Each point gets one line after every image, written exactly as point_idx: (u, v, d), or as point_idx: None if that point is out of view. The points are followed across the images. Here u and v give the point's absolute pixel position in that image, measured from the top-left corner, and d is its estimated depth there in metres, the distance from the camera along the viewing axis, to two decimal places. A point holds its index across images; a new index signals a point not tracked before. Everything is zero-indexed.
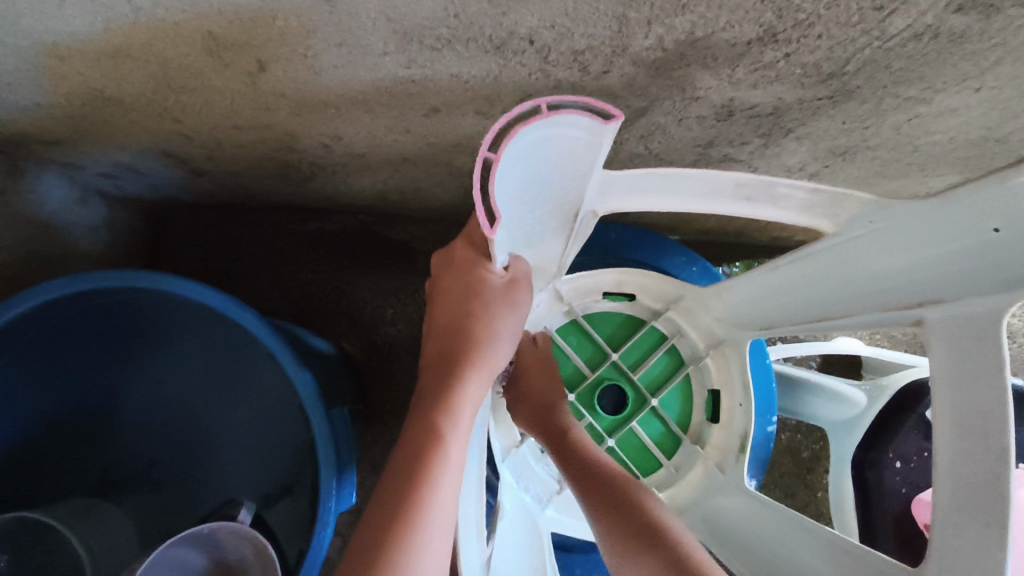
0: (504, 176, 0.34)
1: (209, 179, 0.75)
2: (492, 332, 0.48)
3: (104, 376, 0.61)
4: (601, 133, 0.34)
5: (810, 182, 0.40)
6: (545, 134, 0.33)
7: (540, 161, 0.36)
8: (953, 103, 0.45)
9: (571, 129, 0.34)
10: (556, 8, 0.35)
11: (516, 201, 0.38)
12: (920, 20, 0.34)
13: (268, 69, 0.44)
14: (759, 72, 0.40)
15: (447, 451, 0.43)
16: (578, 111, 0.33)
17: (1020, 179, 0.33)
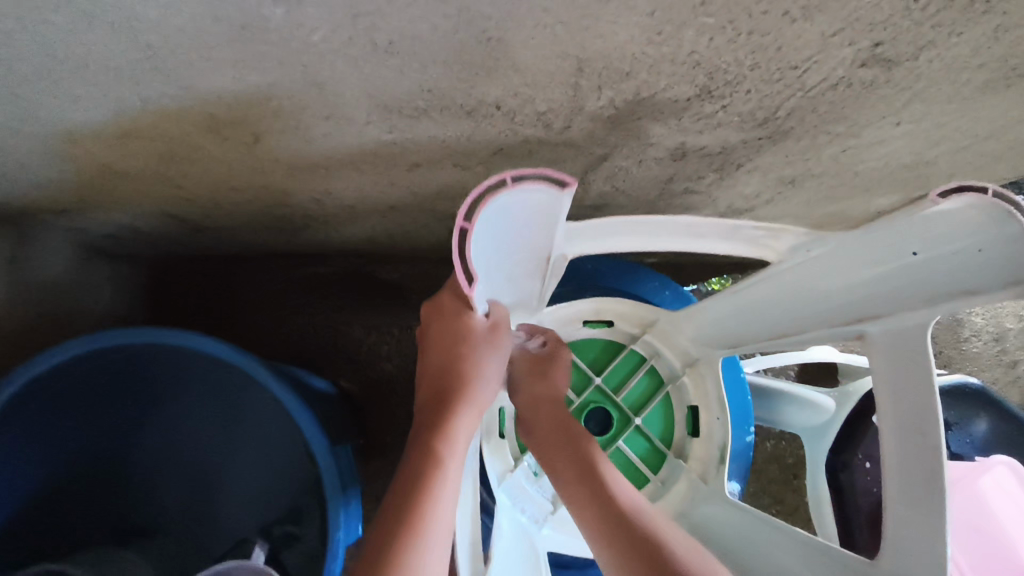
0: (478, 236, 0.39)
1: (207, 234, 0.79)
2: (480, 372, 0.52)
3: (114, 430, 0.64)
4: (560, 197, 0.39)
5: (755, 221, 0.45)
6: (510, 200, 0.38)
7: (509, 220, 0.41)
8: (879, 136, 0.50)
9: (534, 194, 0.39)
10: (517, 81, 0.39)
11: (488, 255, 0.43)
12: (833, 75, 0.39)
13: (263, 140, 0.48)
14: (701, 120, 0.45)
15: (444, 483, 0.47)
16: (538, 181, 0.38)
17: (929, 211, 0.38)
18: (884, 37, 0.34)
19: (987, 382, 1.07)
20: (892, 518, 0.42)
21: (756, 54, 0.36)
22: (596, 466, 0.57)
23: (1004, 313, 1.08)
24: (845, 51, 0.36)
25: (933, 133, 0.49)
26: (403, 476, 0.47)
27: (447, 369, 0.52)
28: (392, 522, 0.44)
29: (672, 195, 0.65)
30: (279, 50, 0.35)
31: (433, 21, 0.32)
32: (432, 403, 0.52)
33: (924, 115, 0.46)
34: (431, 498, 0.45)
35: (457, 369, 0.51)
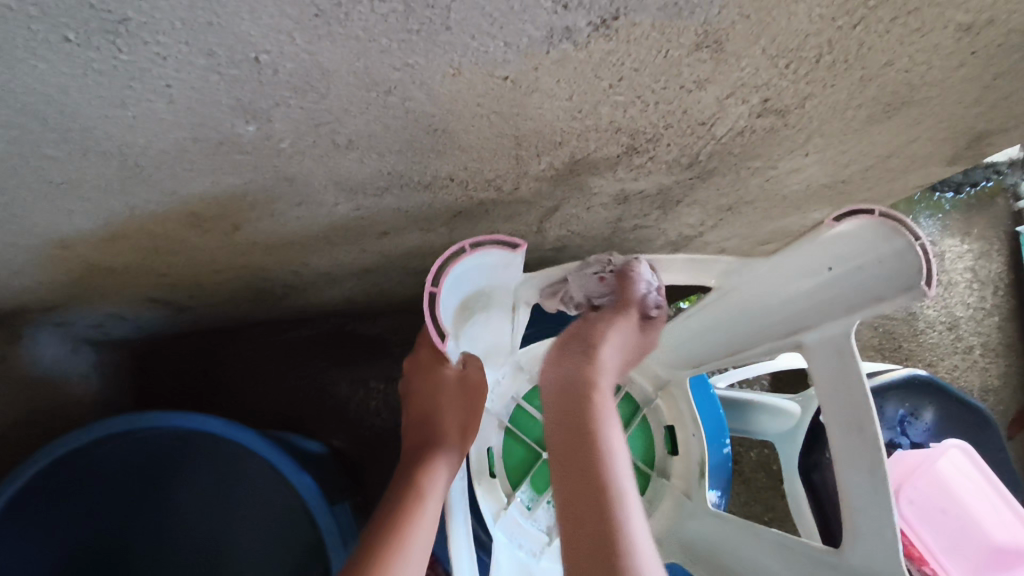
0: (445, 297, 0.45)
1: (191, 312, 0.83)
2: (453, 424, 0.57)
3: (119, 507, 0.67)
4: (513, 256, 0.47)
5: (683, 256, 0.52)
6: (471, 263, 0.45)
7: (469, 279, 0.47)
8: (794, 166, 0.56)
9: (489, 256, 0.46)
10: (465, 158, 0.44)
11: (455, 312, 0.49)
12: (736, 125, 0.44)
13: (242, 228, 0.53)
14: (634, 170, 0.51)
15: (423, 512, 0.50)
16: (493, 247, 0.45)
17: (826, 235, 0.45)
18: (770, 94, 0.40)
19: (948, 368, 1.13)
20: (849, 513, 0.47)
21: (667, 117, 0.42)
22: (610, 481, 0.46)
23: (953, 302, 1.15)
24: (741, 108, 0.42)
25: (840, 158, 0.56)
26: (384, 508, 0.51)
27: (426, 421, 0.57)
28: (370, 544, 0.47)
29: (624, 232, 0.71)
30: (252, 156, 0.40)
31: (384, 122, 0.37)
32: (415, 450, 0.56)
33: (826, 146, 0.52)
34: (409, 523, 0.48)
35: (433, 421, 0.57)
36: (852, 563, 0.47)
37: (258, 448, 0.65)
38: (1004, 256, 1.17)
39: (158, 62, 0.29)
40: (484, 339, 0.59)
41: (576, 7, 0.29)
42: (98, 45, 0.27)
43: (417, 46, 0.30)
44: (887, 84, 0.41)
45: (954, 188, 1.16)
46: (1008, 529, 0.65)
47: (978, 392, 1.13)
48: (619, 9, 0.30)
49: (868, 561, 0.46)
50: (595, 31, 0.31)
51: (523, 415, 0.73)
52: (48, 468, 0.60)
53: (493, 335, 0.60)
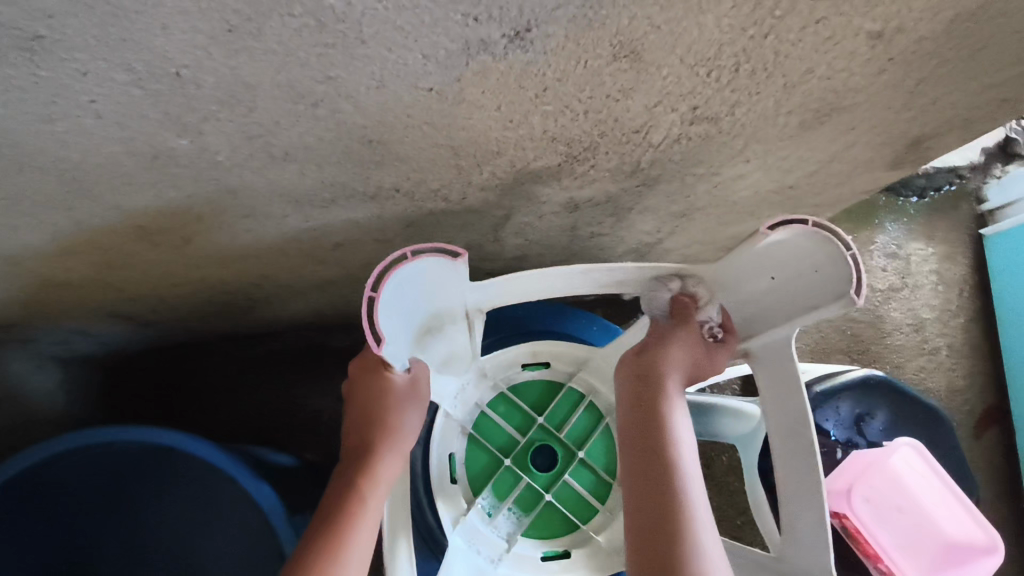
0: (384, 308, 0.44)
1: (155, 326, 0.82)
2: (402, 424, 0.54)
3: (77, 533, 0.64)
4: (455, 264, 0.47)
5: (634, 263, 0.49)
6: (410, 273, 0.45)
7: (408, 290, 0.46)
8: (739, 171, 0.57)
9: (429, 262, 0.45)
10: (406, 169, 0.45)
11: (402, 323, 0.48)
12: (671, 133, 0.46)
13: (193, 241, 0.53)
14: (579, 179, 0.52)
15: (357, 524, 0.49)
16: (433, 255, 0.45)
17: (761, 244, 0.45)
18: (698, 102, 0.41)
19: (915, 370, 1.14)
20: (789, 517, 0.48)
21: (600, 125, 0.43)
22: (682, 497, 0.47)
23: (919, 304, 1.17)
24: (672, 115, 0.43)
25: (782, 163, 0.57)
26: (320, 519, 0.50)
27: (370, 421, 0.54)
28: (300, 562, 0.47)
29: (583, 239, 0.72)
30: (190, 169, 0.40)
31: (317, 134, 0.38)
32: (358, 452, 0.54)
33: (766, 152, 0.53)
34: (343, 537, 0.48)
35: (382, 421, 0.53)
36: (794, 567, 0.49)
37: (219, 463, 0.65)
38: (968, 258, 1.19)
39: (79, 77, 0.29)
40: (440, 346, 0.59)
41: (487, 20, 0.30)
42: (15, 63, 0.28)
43: (335, 59, 0.31)
44: (812, 91, 0.43)
45: (918, 192, 1.19)
46: (961, 524, 0.66)
47: (945, 392, 1.14)
48: (530, 21, 0.30)
49: (810, 564, 0.47)
50: (510, 42, 0.32)
51: (485, 422, 0.73)
52: (32, 469, 0.63)
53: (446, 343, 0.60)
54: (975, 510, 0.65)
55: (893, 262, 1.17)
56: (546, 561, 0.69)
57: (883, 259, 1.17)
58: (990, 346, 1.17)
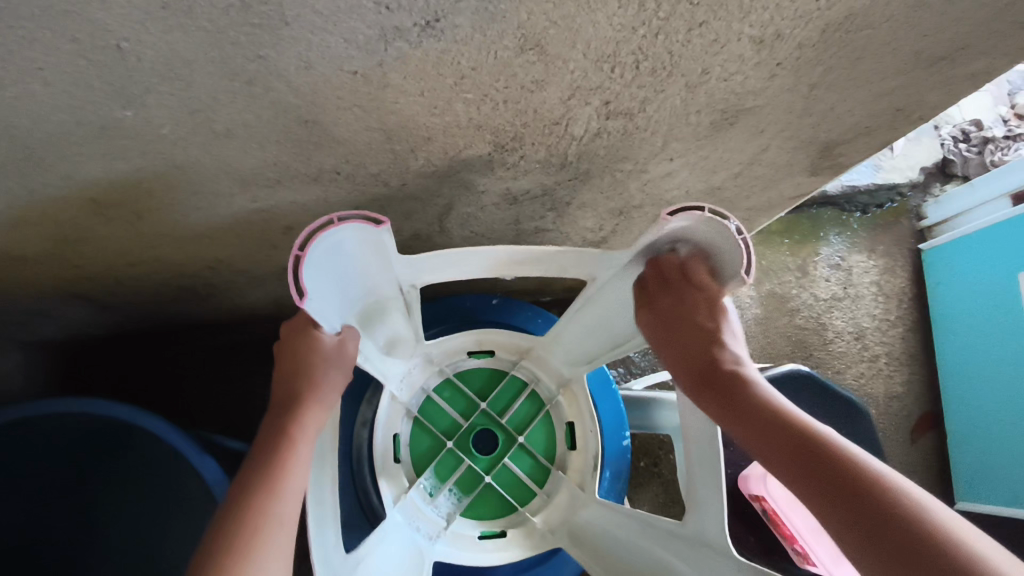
0: (310, 270, 0.44)
1: (115, 310, 0.84)
2: (326, 379, 0.53)
3: (29, 516, 0.64)
4: (378, 233, 0.47)
5: (555, 247, 0.53)
6: (336, 238, 0.45)
7: (337, 254, 0.47)
8: (664, 169, 0.62)
9: (353, 228, 0.45)
10: (344, 151, 0.49)
11: (335, 294, 0.50)
12: (590, 126, 0.50)
13: (146, 217, 0.56)
14: (511, 169, 0.56)
15: (294, 467, 0.47)
16: (359, 220, 0.45)
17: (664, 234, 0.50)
18: (608, 97, 0.46)
19: (855, 376, 1.20)
20: (696, 488, 0.53)
21: (520, 116, 0.47)
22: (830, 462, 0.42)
23: (860, 314, 1.22)
24: (587, 109, 0.47)
25: (704, 163, 0.62)
26: (252, 466, 0.47)
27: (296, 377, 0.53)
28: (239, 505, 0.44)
29: (528, 234, 0.76)
30: (137, 141, 0.43)
31: (255, 111, 0.42)
32: (281, 408, 0.52)
33: (686, 151, 0.58)
34: (282, 477, 0.46)
35: (307, 375, 0.53)
36: (694, 535, 0.52)
37: (166, 437, 0.65)
38: (908, 271, 1.25)
39: (26, 45, 0.33)
40: (379, 325, 0.61)
41: (398, 9, 0.34)
42: None
43: (263, 39, 0.35)
44: (714, 92, 0.47)
45: (860, 208, 1.27)
46: None
47: (883, 398, 1.19)
48: (437, 12, 0.34)
49: (710, 532, 0.51)
50: (422, 30, 0.36)
51: (431, 406, 0.76)
52: None
53: (384, 325, 0.61)
54: None
55: (837, 273, 1.24)
56: (482, 539, 0.71)
57: (827, 270, 1.24)
58: (928, 355, 1.22)
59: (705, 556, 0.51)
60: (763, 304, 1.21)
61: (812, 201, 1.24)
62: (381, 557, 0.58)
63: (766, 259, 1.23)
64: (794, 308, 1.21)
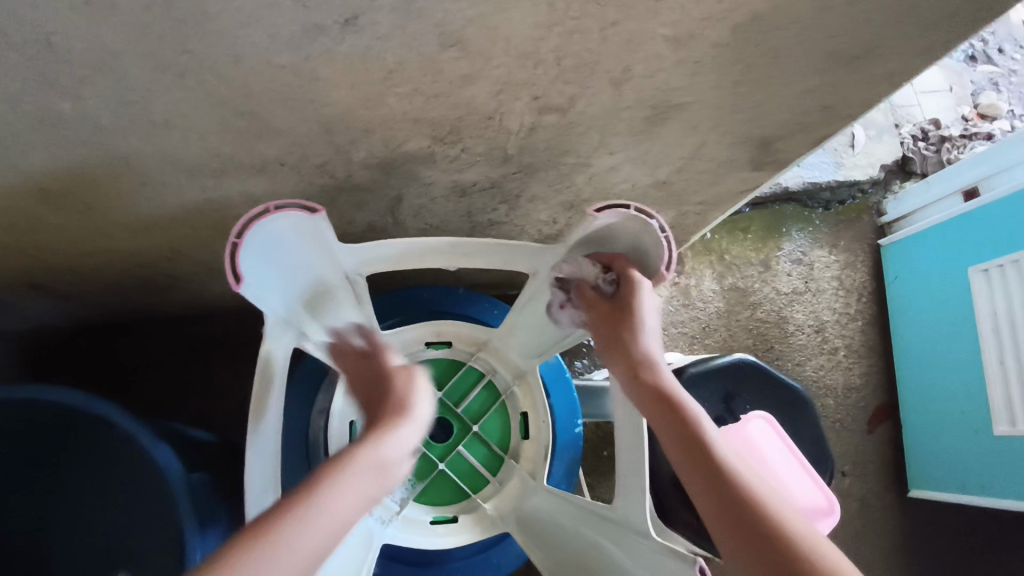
0: (248, 253, 0.46)
1: (79, 301, 0.86)
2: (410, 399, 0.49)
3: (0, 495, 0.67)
4: (314, 221, 0.49)
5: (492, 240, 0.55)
6: (271, 225, 0.47)
7: (274, 242, 0.49)
8: (607, 163, 0.64)
9: (289, 216, 0.48)
10: (285, 142, 0.51)
11: (279, 286, 0.52)
12: (524, 120, 0.52)
13: (97, 207, 0.58)
14: (454, 162, 0.58)
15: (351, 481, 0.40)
16: (294, 208, 0.48)
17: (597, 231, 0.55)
18: (537, 92, 0.48)
19: (814, 368, 1.23)
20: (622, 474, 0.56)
21: (454, 109, 0.49)
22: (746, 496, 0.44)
23: (820, 308, 1.25)
24: (518, 104, 0.49)
25: (646, 158, 0.64)
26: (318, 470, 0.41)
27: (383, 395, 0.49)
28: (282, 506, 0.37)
29: (483, 227, 0.78)
30: (78, 132, 0.45)
31: (192, 103, 0.44)
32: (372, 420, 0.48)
33: (625, 146, 0.60)
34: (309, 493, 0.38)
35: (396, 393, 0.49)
36: (620, 514, 0.56)
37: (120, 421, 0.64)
38: (868, 266, 1.28)
39: None
40: (332, 314, 0.61)
41: (316, 7, 0.35)
42: None
43: (190, 34, 0.37)
44: (640, 89, 0.50)
45: (823, 204, 1.30)
46: (807, 490, 0.71)
47: (842, 389, 1.22)
48: (356, 11, 0.36)
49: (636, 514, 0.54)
50: (344, 27, 0.38)
51: None
52: None
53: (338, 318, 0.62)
54: (816, 476, 0.72)
55: (798, 268, 1.27)
56: (433, 524, 0.73)
57: (789, 264, 1.27)
58: (886, 348, 1.25)
59: (630, 534, 0.55)
60: (725, 298, 1.23)
61: (775, 196, 1.27)
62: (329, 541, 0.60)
63: (729, 254, 1.25)
64: (756, 302, 1.24)
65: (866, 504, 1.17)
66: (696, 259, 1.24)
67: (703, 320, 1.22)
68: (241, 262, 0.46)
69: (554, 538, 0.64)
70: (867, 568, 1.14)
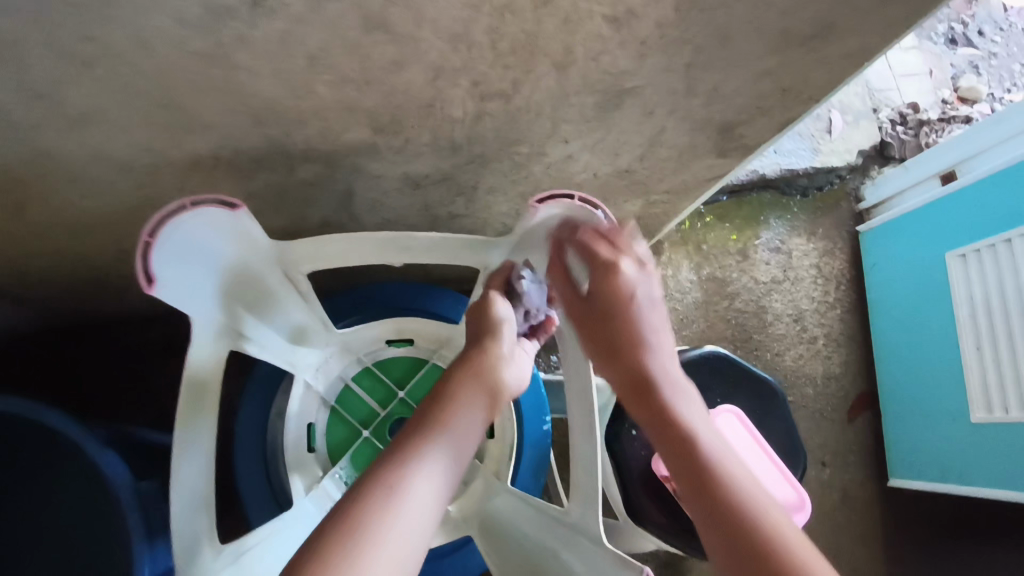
0: (163, 253, 0.44)
1: (30, 306, 0.83)
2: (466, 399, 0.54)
3: None
4: (233, 215, 0.48)
5: (437, 234, 0.54)
6: (189, 224, 0.45)
7: (195, 242, 0.47)
8: (563, 152, 0.62)
9: (207, 212, 0.46)
10: (215, 135, 0.48)
11: (207, 285, 0.50)
12: (467, 108, 0.50)
13: (26, 207, 0.55)
14: (400, 153, 0.55)
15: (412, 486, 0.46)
16: (212, 204, 0.46)
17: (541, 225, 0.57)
18: (477, 77, 0.46)
19: (794, 357, 1.21)
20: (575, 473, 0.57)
21: (390, 97, 0.46)
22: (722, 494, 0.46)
23: (799, 297, 1.24)
24: (458, 90, 0.47)
25: (604, 145, 0.62)
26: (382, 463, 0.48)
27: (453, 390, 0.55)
28: (354, 504, 0.44)
29: (443, 221, 0.75)
30: None
31: (105, 95, 0.41)
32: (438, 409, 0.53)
33: (579, 133, 0.58)
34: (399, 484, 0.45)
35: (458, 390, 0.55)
36: (575, 520, 0.55)
37: (64, 429, 0.63)
38: (847, 254, 1.27)
39: None
40: (277, 318, 0.59)
41: None
42: None
43: (86, 19, 0.34)
44: (586, 73, 0.47)
45: (801, 191, 1.28)
46: (780, 487, 0.70)
47: (821, 378, 1.21)
48: None
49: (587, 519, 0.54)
50: (253, 9, 0.35)
51: (348, 395, 0.75)
52: None
53: (285, 318, 0.60)
54: (788, 472, 0.70)
55: (777, 256, 1.25)
56: None
57: (768, 253, 1.25)
58: (866, 336, 1.24)
59: (584, 541, 0.53)
60: (703, 288, 1.22)
61: (752, 184, 1.25)
62: (274, 552, 0.57)
63: (707, 243, 1.24)
64: (734, 292, 1.22)
65: (847, 494, 1.16)
66: (673, 249, 1.22)
67: (681, 311, 1.20)
68: (153, 264, 0.43)
69: (513, 539, 0.62)
70: (850, 558, 1.13)
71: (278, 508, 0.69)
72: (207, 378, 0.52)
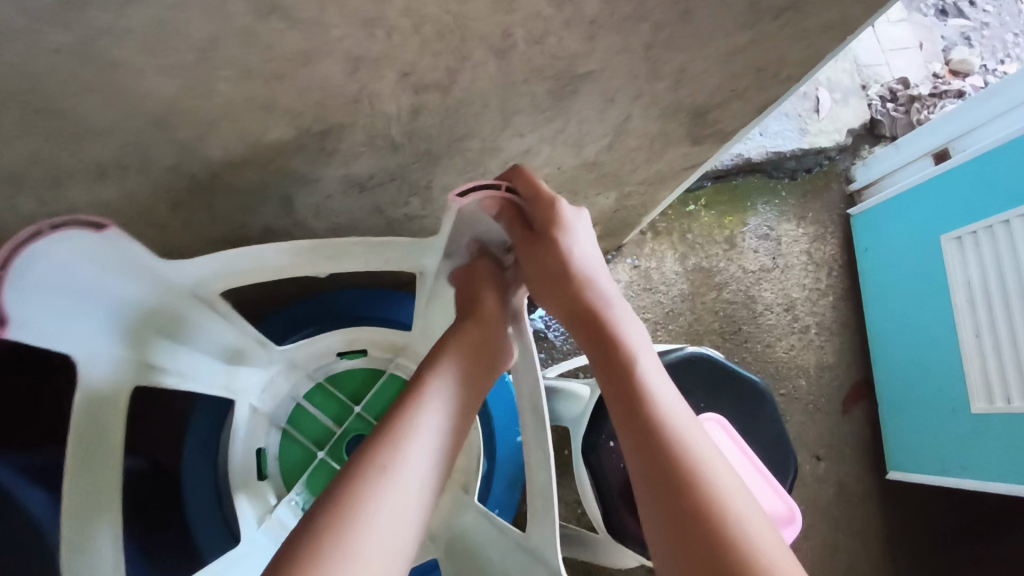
0: (19, 291, 0.35)
1: None
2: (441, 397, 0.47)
3: None
4: (108, 238, 0.38)
5: (365, 239, 0.47)
6: (51, 254, 0.36)
7: (63, 273, 0.37)
8: (520, 145, 0.56)
9: (75, 238, 0.36)
10: (116, 143, 0.42)
11: (89, 319, 0.41)
12: (401, 102, 0.44)
13: None
14: (335, 154, 0.50)
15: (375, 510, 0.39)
16: (77, 227, 0.36)
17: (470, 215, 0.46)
18: (406, 67, 0.40)
19: (785, 349, 1.16)
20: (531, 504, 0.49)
21: (308, 93, 0.41)
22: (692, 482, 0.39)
23: (790, 285, 1.19)
24: (387, 82, 0.41)
25: (564, 137, 0.57)
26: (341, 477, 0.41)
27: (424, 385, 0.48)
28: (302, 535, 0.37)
29: (401, 223, 0.70)
30: None
31: None
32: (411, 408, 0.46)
33: (534, 125, 0.53)
34: (366, 504, 0.39)
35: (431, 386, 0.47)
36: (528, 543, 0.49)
37: None
38: (838, 238, 1.22)
39: None
40: (191, 339, 0.52)
41: None
42: None
43: None
44: (531, 58, 0.42)
45: (789, 174, 1.22)
46: (767, 497, 0.66)
47: (814, 369, 1.16)
48: None
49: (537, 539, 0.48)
50: None
51: (301, 414, 0.71)
52: None
53: (202, 338, 0.53)
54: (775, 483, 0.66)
55: (766, 243, 1.20)
56: None
57: (756, 240, 1.20)
58: (859, 323, 1.19)
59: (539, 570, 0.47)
60: (690, 280, 1.16)
61: (738, 168, 1.20)
62: None
63: (692, 232, 1.18)
64: (721, 283, 1.17)
65: (845, 488, 1.12)
66: (657, 239, 1.17)
67: (667, 304, 1.15)
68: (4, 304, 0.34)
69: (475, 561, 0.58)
70: (850, 555, 1.09)
71: (230, 541, 0.66)
72: (106, 422, 0.44)
